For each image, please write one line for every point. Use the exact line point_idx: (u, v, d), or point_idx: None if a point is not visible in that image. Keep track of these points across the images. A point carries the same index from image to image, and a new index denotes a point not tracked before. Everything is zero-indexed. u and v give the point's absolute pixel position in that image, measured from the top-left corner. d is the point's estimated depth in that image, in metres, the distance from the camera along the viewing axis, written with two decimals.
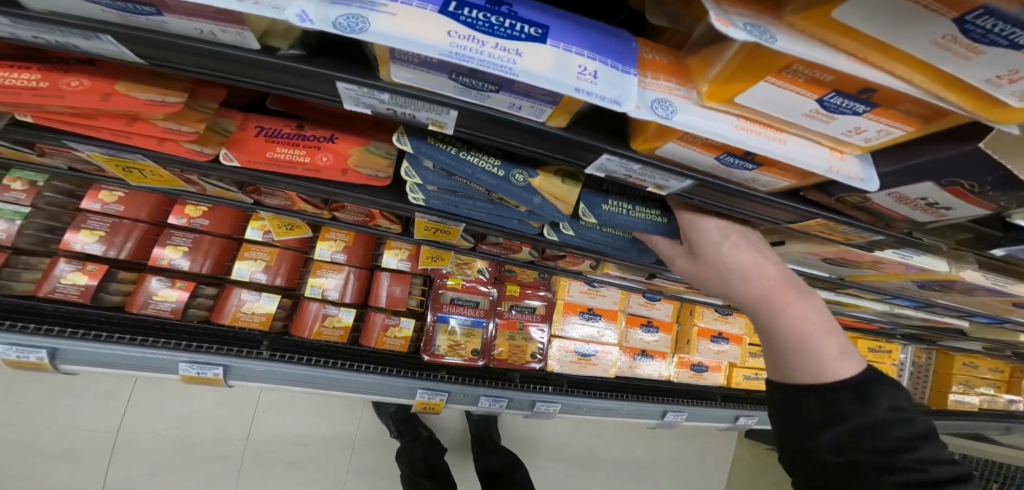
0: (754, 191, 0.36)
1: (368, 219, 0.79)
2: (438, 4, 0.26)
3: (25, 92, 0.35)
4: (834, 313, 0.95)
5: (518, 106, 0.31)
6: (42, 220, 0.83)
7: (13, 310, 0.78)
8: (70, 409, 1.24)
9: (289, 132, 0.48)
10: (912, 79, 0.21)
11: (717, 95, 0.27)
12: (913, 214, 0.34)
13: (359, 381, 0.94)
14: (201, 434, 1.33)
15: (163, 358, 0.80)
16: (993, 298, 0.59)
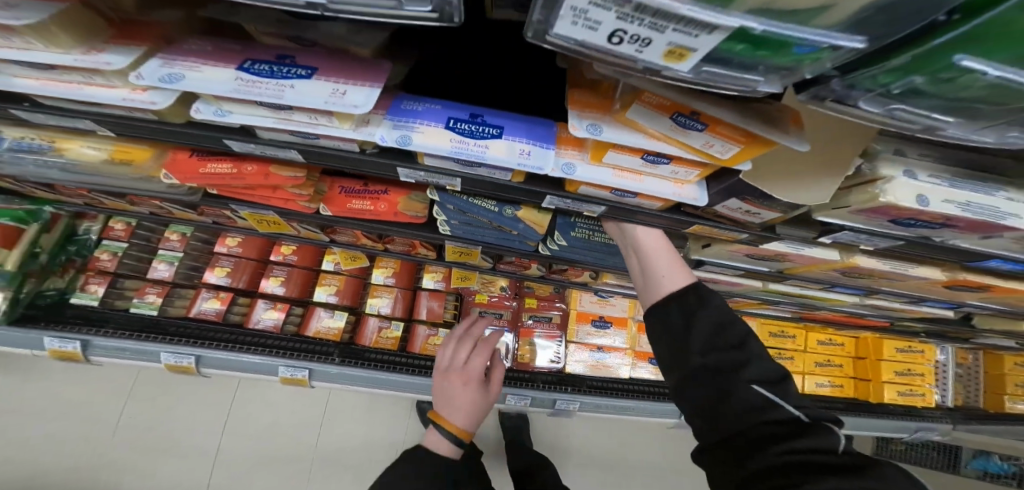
0: (647, 210, 0.55)
1: (411, 249, 1.03)
2: (443, 122, 0.47)
3: (225, 176, 0.63)
4: (818, 308, 1.05)
5: (492, 172, 0.53)
6: (189, 262, 1.19)
7: (173, 327, 1.09)
8: (187, 414, 1.55)
9: (359, 188, 0.73)
10: (677, 145, 0.42)
11: (596, 157, 0.48)
12: (748, 218, 0.52)
13: (409, 383, 1.13)
14: (281, 438, 1.59)
15: (268, 363, 1.07)
16: (914, 282, 0.71)
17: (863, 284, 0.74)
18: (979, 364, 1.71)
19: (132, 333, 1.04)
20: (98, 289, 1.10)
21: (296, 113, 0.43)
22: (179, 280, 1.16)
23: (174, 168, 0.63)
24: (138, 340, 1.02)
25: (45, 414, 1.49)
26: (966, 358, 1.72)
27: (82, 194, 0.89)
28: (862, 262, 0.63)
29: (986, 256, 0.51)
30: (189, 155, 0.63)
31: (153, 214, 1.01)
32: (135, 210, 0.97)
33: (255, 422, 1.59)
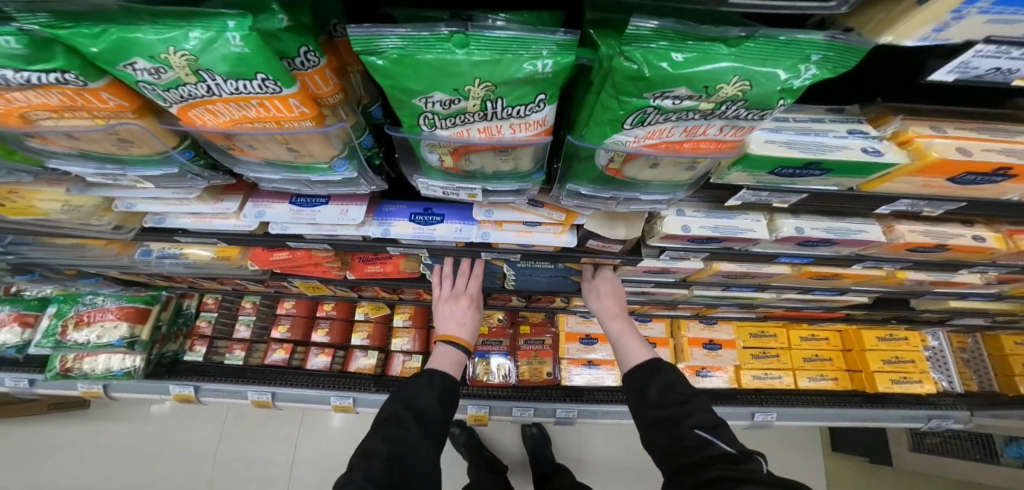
0: (549, 251, 0.81)
1: (419, 295, 1.34)
2: (407, 216, 0.74)
3: (286, 260, 0.96)
4: (759, 306, 1.22)
5: (444, 242, 0.79)
6: (261, 321, 1.52)
7: (252, 372, 1.43)
8: (264, 450, 1.90)
9: (372, 256, 1.04)
10: (540, 213, 0.68)
11: (500, 226, 0.73)
12: (610, 247, 0.76)
13: None
14: (337, 464, 1.88)
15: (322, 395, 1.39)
16: (786, 278, 0.90)
17: (750, 283, 0.95)
18: (983, 348, 1.72)
19: (229, 378, 1.39)
20: (201, 348, 1.45)
21: (325, 223, 0.72)
22: (253, 337, 1.49)
23: (255, 258, 0.97)
24: (234, 383, 1.38)
25: (159, 454, 1.89)
26: (965, 343, 1.74)
27: (187, 280, 1.25)
28: (725, 266, 0.85)
29: (781, 254, 0.74)
30: (262, 249, 0.96)
31: (234, 289, 1.37)
32: (221, 287, 1.33)
33: (315, 452, 1.90)
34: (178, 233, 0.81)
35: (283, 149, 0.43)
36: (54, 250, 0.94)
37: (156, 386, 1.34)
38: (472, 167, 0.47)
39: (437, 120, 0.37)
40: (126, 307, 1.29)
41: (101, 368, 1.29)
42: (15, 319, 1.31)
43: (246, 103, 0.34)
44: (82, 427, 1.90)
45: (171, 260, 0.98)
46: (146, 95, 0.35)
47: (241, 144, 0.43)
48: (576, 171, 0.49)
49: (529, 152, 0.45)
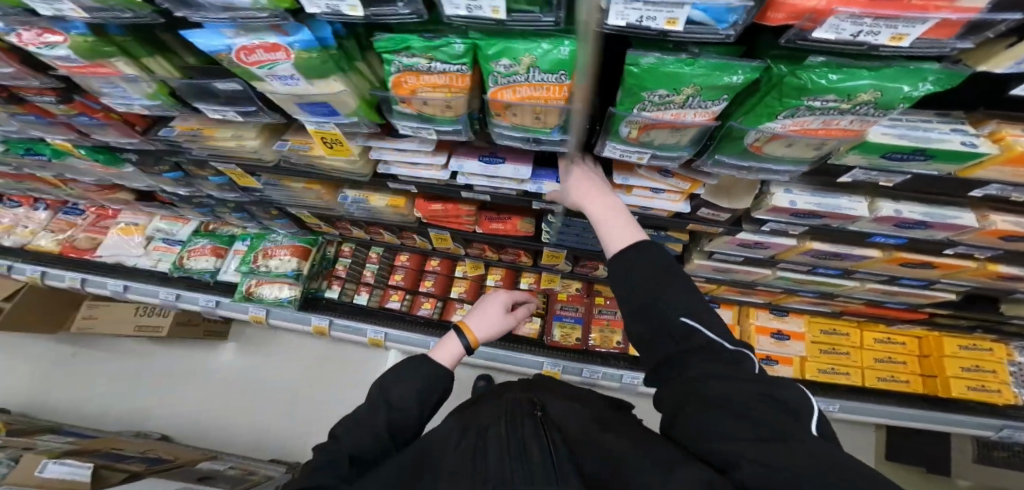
0: (662, 216, 0.98)
1: (517, 257, 1.59)
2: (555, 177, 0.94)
3: (439, 211, 1.22)
4: (833, 294, 1.32)
5: None
6: (381, 267, 1.82)
7: (375, 312, 1.79)
8: (356, 384, 2.33)
9: (497, 216, 1.28)
10: (667, 183, 0.84)
11: (628, 190, 0.90)
12: (714, 217, 0.93)
13: (513, 356, 1.77)
14: None
15: (424, 340, 1.71)
16: (868, 262, 1.02)
17: (834, 265, 1.07)
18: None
19: (354, 315, 1.76)
20: (337, 287, 1.79)
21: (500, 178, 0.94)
22: (375, 282, 1.81)
23: (419, 208, 1.23)
24: (357, 320, 1.74)
25: (274, 379, 2.37)
26: None
27: (345, 227, 1.58)
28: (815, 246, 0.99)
29: (869, 232, 0.87)
30: (422, 200, 1.21)
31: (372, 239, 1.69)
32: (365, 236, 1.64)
33: None
34: (388, 180, 1.06)
35: (531, 119, 0.65)
36: (278, 193, 1.26)
37: (302, 316, 1.72)
38: (647, 140, 0.65)
39: (642, 107, 0.56)
40: (296, 245, 1.70)
41: (270, 295, 1.66)
42: (212, 250, 1.77)
43: (538, 86, 0.57)
44: (221, 352, 2.41)
45: (354, 206, 1.28)
46: (484, 78, 0.58)
47: (509, 110, 0.64)
48: (723, 144, 0.65)
49: (698, 131, 0.61)
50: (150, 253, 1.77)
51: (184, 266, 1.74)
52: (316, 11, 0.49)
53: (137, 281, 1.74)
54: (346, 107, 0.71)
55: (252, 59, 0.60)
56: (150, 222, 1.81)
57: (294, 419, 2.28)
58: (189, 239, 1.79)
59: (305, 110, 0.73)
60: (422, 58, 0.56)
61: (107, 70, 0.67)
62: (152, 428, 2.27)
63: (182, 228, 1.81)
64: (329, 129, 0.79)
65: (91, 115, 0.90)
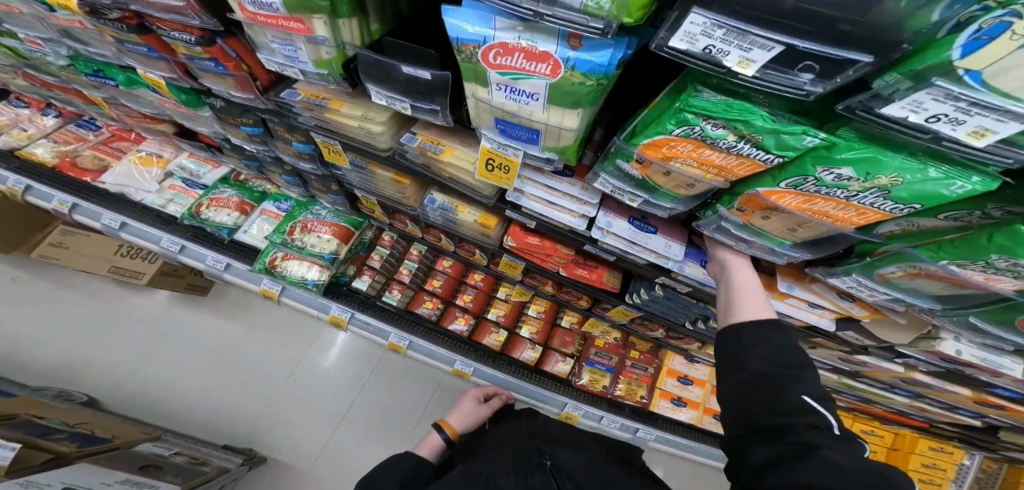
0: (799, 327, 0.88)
1: (576, 299, 1.50)
2: (698, 259, 0.85)
3: (535, 247, 1.13)
4: (870, 397, 1.39)
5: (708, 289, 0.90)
6: (418, 269, 1.67)
7: (399, 314, 1.61)
8: (340, 370, 2.09)
9: (588, 263, 1.17)
10: (831, 301, 0.77)
11: (781, 297, 0.80)
12: (854, 338, 0.87)
13: (534, 391, 1.58)
14: (402, 400, 2.05)
15: (449, 356, 1.53)
16: (946, 391, 1.06)
17: (906, 384, 1.11)
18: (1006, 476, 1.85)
19: (377, 312, 1.57)
20: (367, 279, 1.61)
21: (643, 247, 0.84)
22: (410, 282, 1.65)
23: (513, 235, 1.14)
24: (377, 321, 1.52)
25: (244, 351, 2.08)
26: None
27: (403, 220, 1.43)
28: (918, 373, 0.99)
29: (988, 378, 0.90)
30: (518, 230, 1.12)
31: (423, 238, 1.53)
32: (419, 234, 1.49)
33: (382, 386, 2.08)
34: (506, 208, 0.93)
35: (782, 227, 0.55)
36: (360, 176, 1.11)
37: (320, 302, 1.50)
38: (900, 280, 0.56)
39: (962, 260, 0.46)
40: (340, 225, 1.54)
41: (298, 273, 1.48)
42: (237, 205, 1.58)
43: (845, 205, 0.46)
44: (190, 310, 2.12)
45: (437, 212, 1.13)
46: (790, 178, 0.46)
47: (765, 212, 0.54)
48: (987, 313, 0.56)
49: (978, 295, 0.52)
50: (164, 191, 1.60)
51: (199, 216, 1.54)
52: (676, 49, 0.36)
53: (138, 221, 1.52)
54: (558, 141, 0.57)
55: (499, 61, 0.46)
56: (175, 157, 1.66)
57: (260, 404, 2.00)
58: (213, 186, 1.62)
59: (501, 128, 0.58)
60: (734, 134, 0.43)
61: (295, 25, 0.53)
62: (83, 388, 1.91)
63: (208, 172, 1.64)
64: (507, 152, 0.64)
65: (219, 62, 0.74)
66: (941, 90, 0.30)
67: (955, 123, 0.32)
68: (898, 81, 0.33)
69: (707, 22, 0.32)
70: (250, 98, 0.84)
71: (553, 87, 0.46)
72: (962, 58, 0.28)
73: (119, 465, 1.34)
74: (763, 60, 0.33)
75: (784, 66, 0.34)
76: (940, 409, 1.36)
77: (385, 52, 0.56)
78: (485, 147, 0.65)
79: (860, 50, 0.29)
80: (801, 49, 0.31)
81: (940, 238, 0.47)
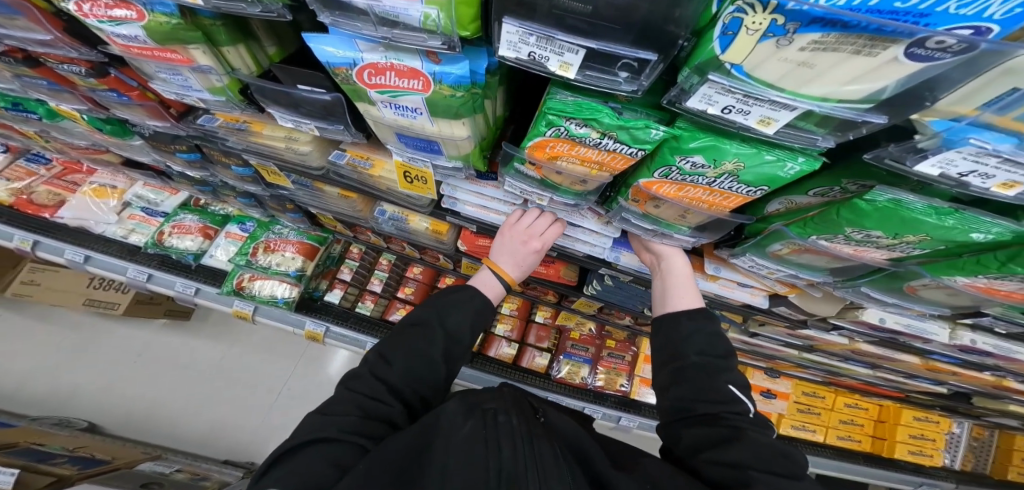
0: (736, 306, 0.93)
1: (542, 294, 1.56)
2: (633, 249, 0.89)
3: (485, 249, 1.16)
4: (839, 371, 1.42)
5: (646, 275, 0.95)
6: (394, 275, 1.74)
7: (377, 323, 1.65)
8: (330, 382, 2.15)
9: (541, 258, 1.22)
10: (752, 280, 0.82)
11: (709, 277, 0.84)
12: (792, 313, 0.91)
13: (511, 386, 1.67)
14: None
15: None
16: (896, 358, 1.09)
17: (862, 355, 1.15)
18: (993, 440, 2.02)
19: (349, 324, 1.61)
20: (339, 292, 1.66)
21: (574, 239, 0.89)
22: (382, 291, 1.70)
23: (464, 239, 1.17)
24: (355, 332, 1.58)
25: (234, 367, 2.15)
26: (982, 434, 2.03)
27: (365, 233, 1.48)
28: (862, 343, 1.03)
29: (923, 344, 0.94)
30: (470, 233, 1.15)
31: (390, 248, 1.57)
32: (384, 245, 1.52)
33: None
34: (446, 211, 0.97)
35: (673, 214, 0.59)
36: (308, 194, 1.17)
37: (297, 318, 1.58)
38: (790, 256, 0.60)
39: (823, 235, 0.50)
40: (304, 243, 1.58)
41: (267, 293, 1.54)
42: (200, 230, 1.64)
43: (712, 191, 0.50)
44: (178, 333, 2.20)
45: (390, 224, 1.18)
46: (657, 170, 0.50)
47: (652, 203, 0.58)
48: (876, 282, 0.61)
49: (862, 264, 0.56)
50: (124, 221, 1.66)
51: (162, 244, 1.60)
52: (510, 58, 0.39)
53: (103, 253, 1.61)
54: (453, 148, 0.64)
55: (374, 80, 0.53)
56: (130, 187, 1.71)
57: (256, 416, 2.08)
58: (173, 212, 1.69)
59: (406, 141, 0.66)
60: (596, 132, 0.47)
61: (176, 56, 0.65)
62: (82, 415, 1.99)
63: (167, 198, 1.71)
64: (421, 162, 0.72)
65: (122, 92, 0.89)
66: (718, 84, 0.32)
67: (743, 113, 0.34)
68: (689, 78, 0.34)
69: (519, 31, 0.35)
70: (167, 125, 0.97)
71: (428, 100, 0.53)
72: (723, 52, 0.29)
73: (122, 484, 1.40)
74: (579, 63, 0.37)
75: (601, 68, 0.37)
76: (904, 378, 1.40)
77: (282, 82, 0.67)
78: (401, 160, 0.74)
79: (646, 49, 0.33)
80: (602, 51, 0.34)
81: (806, 214, 0.51)
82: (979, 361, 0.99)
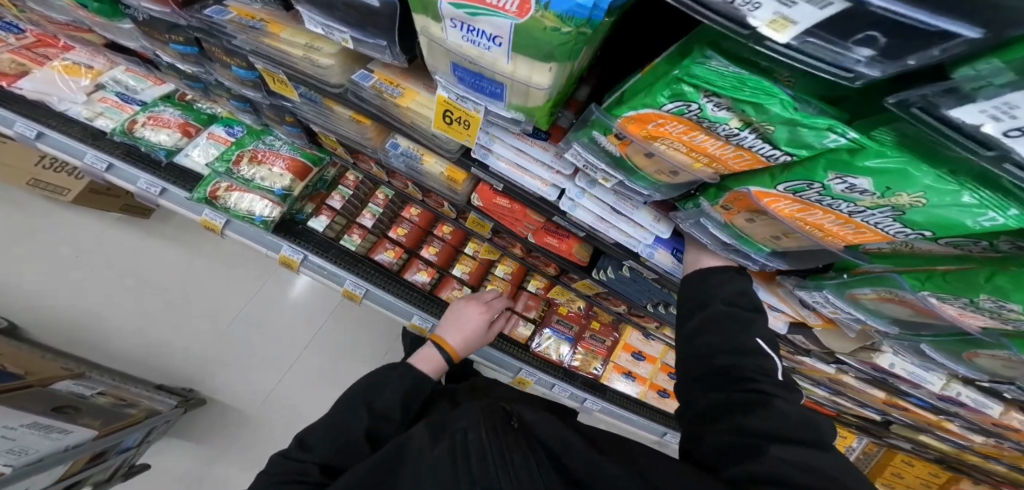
0: None
1: (545, 267, 1.48)
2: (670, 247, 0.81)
3: (506, 210, 1.06)
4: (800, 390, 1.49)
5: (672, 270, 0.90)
6: (385, 215, 1.60)
7: (359, 260, 1.53)
8: (289, 320, 1.94)
9: (558, 230, 1.15)
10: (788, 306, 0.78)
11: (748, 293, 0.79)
12: (806, 342, 0.88)
13: (484, 349, 1.62)
14: (353, 347, 1.96)
15: (405, 307, 1.53)
16: (867, 392, 1.13)
17: (836, 384, 1.18)
18: (878, 454, 2.19)
19: (330, 258, 1.46)
20: (327, 220, 1.50)
21: (613, 220, 0.78)
22: (372, 229, 1.57)
23: (481, 194, 1.04)
24: (335, 266, 1.46)
25: (185, 283, 1.90)
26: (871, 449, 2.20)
27: (367, 163, 1.28)
28: (847, 376, 1.05)
29: (907, 388, 0.96)
30: (491, 190, 1.02)
31: (390, 183, 1.40)
32: (384, 179, 1.35)
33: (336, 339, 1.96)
34: (473, 163, 0.84)
35: (765, 233, 0.50)
36: (313, 111, 0.97)
37: (273, 241, 1.40)
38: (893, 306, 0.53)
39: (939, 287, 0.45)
40: (296, 160, 1.36)
41: (243, 208, 1.31)
42: (179, 126, 1.37)
43: (844, 221, 0.41)
44: (122, 228, 1.89)
45: (402, 160, 1.04)
46: (795, 180, 0.38)
47: (747, 214, 0.48)
48: (938, 341, 0.57)
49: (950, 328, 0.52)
50: (93, 104, 1.35)
51: (132, 133, 1.31)
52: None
53: (59, 131, 1.30)
54: (520, 101, 0.50)
55: None
56: (109, 69, 1.40)
57: (201, 341, 1.88)
58: (152, 103, 1.40)
59: (462, 76, 0.50)
60: (740, 119, 0.35)
61: None
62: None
63: (149, 88, 1.43)
64: (469, 105, 0.57)
65: None
66: None
67: None
68: (993, 73, 0.22)
69: None
70: (167, 11, 0.76)
71: (519, 30, 0.37)
72: None
73: (32, 406, 1.23)
74: (806, 22, 0.24)
75: (835, 34, 0.24)
76: (852, 405, 1.49)
77: None
78: (442, 96, 0.58)
79: (966, 20, 0.19)
80: (874, 7, 0.21)
81: (931, 268, 0.44)
82: (942, 407, 1.04)
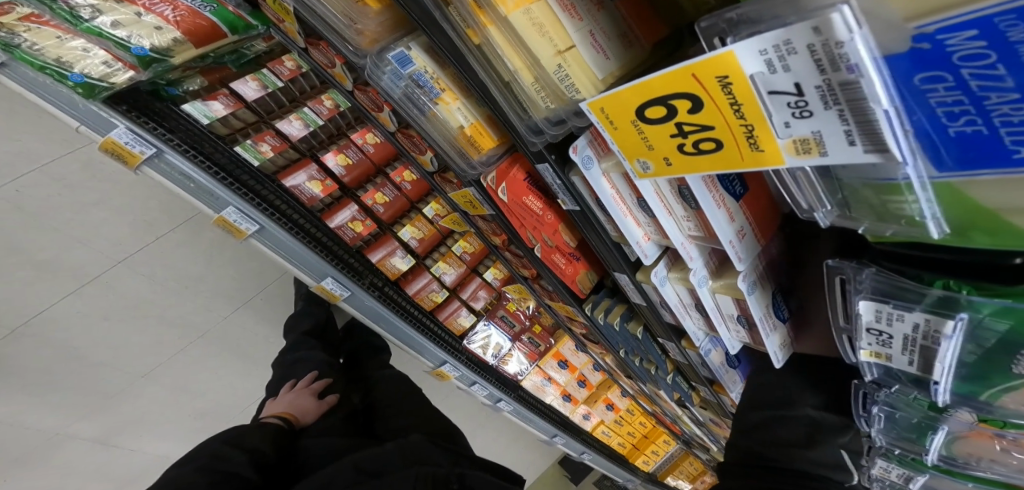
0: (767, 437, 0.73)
1: (522, 268, 1.20)
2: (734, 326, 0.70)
3: (534, 212, 0.74)
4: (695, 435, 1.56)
5: (711, 351, 0.76)
6: (321, 131, 1.12)
7: (248, 179, 0.94)
8: (103, 221, 1.27)
9: (576, 253, 0.87)
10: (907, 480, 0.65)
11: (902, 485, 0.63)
12: None
13: (408, 335, 1.26)
14: (217, 281, 1.50)
15: (320, 267, 1.03)
16: None
17: None
18: (692, 468, 2.47)
19: (206, 166, 0.83)
20: (222, 113, 0.95)
21: (714, 314, 0.55)
22: (298, 144, 1.08)
23: (508, 181, 0.69)
24: (212, 180, 0.83)
25: None
26: (691, 463, 2.48)
27: (327, 55, 0.78)
28: None
29: None
30: (525, 181, 0.69)
31: (350, 95, 0.87)
32: (346, 85, 0.84)
33: (190, 261, 1.43)
34: (552, 158, 0.49)
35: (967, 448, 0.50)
36: None
37: (93, 112, 0.70)
38: (950, 417, 0.49)
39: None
40: (195, 11, 0.84)
41: (51, 55, 0.67)
42: None
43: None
44: None
45: (402, 85, 0.61)
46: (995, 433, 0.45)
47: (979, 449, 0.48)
48: None
49: (999, 457, 0.47)
50: None
51: None
52: None
53: None
54: (935, 158, 0.20)
55: None
56: None
57: None
58: None
59: (990, 57, 0.15)
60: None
61: None
62: None
63: None
64: (789, 109, 0.19)
65: None
66: None
67: None
68: None
69: None
70: None
71: None
72: None
73: None
74: None
75: None
76: None
77: None
78: (739, 57, 0.18)
79: None
80: None
81: None
82: None
